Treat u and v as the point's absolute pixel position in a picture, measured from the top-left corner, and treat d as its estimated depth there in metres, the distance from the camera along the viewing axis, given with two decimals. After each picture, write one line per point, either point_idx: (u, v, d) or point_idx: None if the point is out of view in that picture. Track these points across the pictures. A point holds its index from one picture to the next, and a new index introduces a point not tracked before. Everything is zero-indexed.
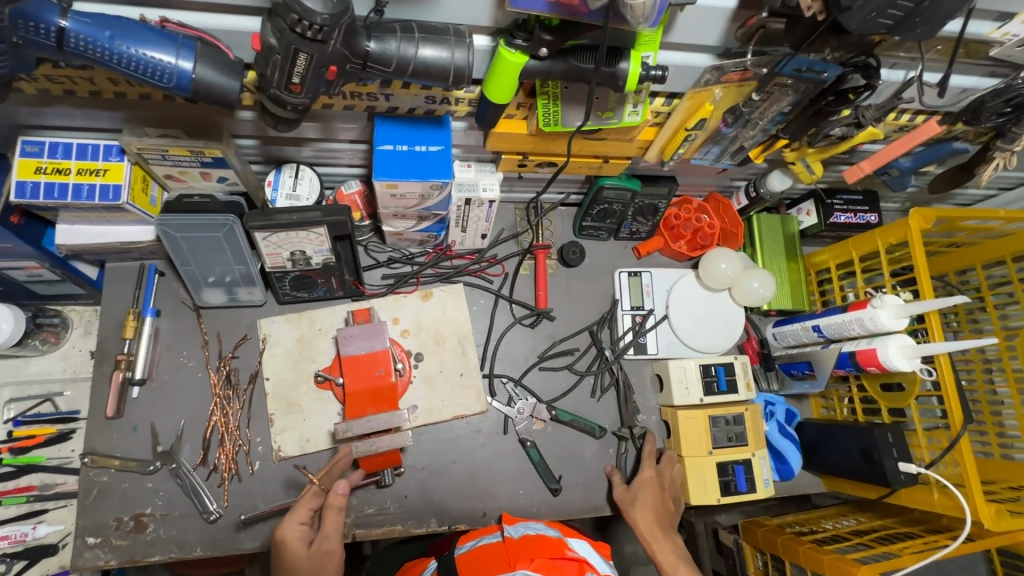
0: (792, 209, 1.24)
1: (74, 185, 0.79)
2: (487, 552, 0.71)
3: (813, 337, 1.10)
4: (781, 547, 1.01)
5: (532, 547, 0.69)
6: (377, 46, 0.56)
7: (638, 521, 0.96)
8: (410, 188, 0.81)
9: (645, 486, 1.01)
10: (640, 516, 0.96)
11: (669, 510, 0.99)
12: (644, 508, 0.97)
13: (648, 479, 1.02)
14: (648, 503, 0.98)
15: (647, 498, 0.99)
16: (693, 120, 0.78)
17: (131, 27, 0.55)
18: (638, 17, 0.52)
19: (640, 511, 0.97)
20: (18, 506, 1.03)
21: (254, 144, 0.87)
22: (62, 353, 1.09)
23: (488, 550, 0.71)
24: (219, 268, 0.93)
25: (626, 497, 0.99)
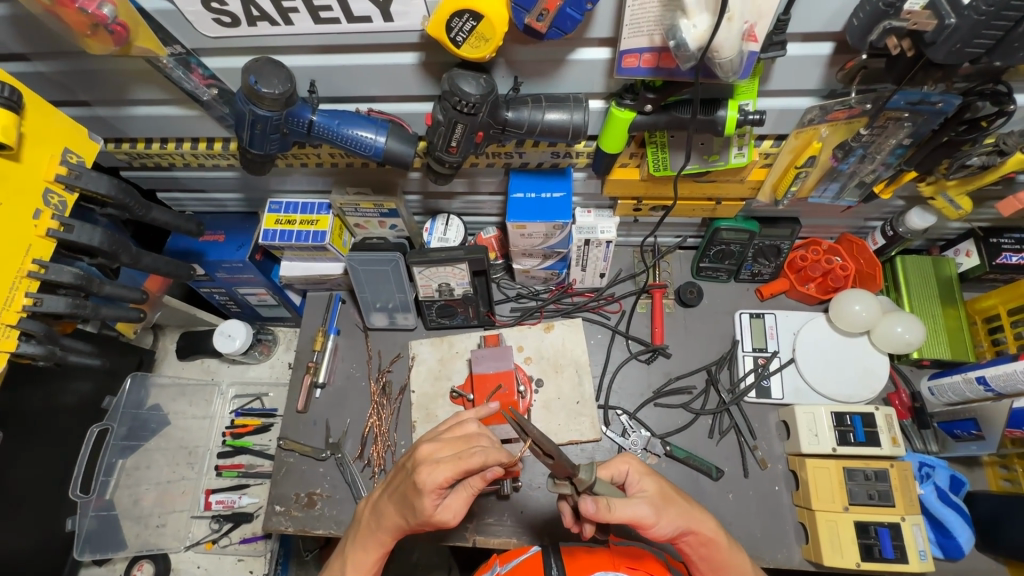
0: (946, 250, 1.14)
1: (297, 231, 1.08)
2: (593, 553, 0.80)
3: (979, 392, 0.98)
4: None
5: (637, 557, 0.77)
6: (513, 115, 0.73)
7: (689, 521, 0.75)
8: (536, 228, 0.95)
9: (645, 480, 0.77)
10: (683, 510, 0.75)
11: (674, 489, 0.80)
12: (677, 503, 0.76)
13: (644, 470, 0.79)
14: (673, 494, 0.77)
15: (669, 492, 0.77)
16: (802, 158, 0.82)
17: (349, 116, 0.79)
18: (728, 72, 0.61)
19: (678, 512, 0.75)
20: (231, 478, 1.32)
21: (419, 199, 1.12)
22: (271, 362, 1.42)
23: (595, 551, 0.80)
24: (385, 296, 1.17)
25: (659, 507, 0.74)
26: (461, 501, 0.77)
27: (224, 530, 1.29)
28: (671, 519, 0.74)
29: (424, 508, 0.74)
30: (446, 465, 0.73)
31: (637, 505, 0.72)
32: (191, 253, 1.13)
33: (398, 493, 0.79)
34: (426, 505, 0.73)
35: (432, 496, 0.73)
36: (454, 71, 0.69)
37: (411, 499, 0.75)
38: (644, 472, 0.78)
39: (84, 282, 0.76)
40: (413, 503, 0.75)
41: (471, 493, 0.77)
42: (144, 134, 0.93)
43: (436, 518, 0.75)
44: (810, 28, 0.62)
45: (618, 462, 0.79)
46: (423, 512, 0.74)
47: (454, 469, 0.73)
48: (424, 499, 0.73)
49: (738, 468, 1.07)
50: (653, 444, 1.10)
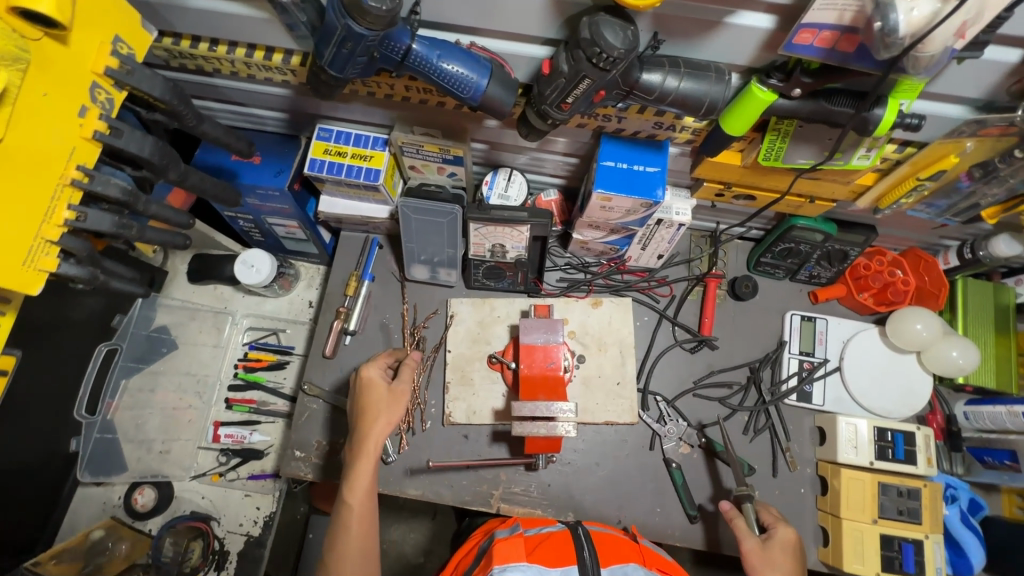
0: (1009, 278, 1.13)
1: (347, 166, 0.99)
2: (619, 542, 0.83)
3: (1021, 425, 0.98)
4: None
5: (664, 564, 0.80)
6: (646, 77, 0.64)
7: None
8: (620, 204, 0.88)
9: (781, 547, 0.87)
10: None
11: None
12: (781, 574, 0.84)
13: (784, 543, 0.88)
14: (782, 568, 0.85)
15: (781, 565, 0.85)
16: (929, 171, 0.76)
17: (451, 48, 0.69)
18: (918, 69, 0.55)
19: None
20: (242, 413, 1.27)
21: (484, 148, 1.02)
22: (290, 298, 1.34)
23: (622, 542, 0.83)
24: (433, 249, 1.08)
25: (766, 562, 0.86)
26: (409, 373, 0.99)
27: (231, 464, 1.24)
28: (763, 573, 0.84)
29: (384, 390, 0.95)
30: (377, 363, 1.00)
31: (749, 537, 0.89)
32: (223, 172, 1.02)
33: (369, 405, 0.94)
34: (373, 384, 0.96)
35: (375, 373, 0.97)
36: (598, 16, 0.59)
37: (373, 393, 0.95)
38: (785, 542, 0.88)
39: (129, 199, 0.66)
40: (385, 397, 0.94)
41: (412, 367, 1.00)
42: (194, 31, 0.80)
43: (396, 390, 0.96)
44: (1015, 32, 0.54)
45: (783, 525, 0.91)
46: (383, 394, 0.95)
47: (386, 361, 1.02)
48: (373, 382, 0.96)
49: (768, 467, 1.08)
50: (689, 434, 1.10)
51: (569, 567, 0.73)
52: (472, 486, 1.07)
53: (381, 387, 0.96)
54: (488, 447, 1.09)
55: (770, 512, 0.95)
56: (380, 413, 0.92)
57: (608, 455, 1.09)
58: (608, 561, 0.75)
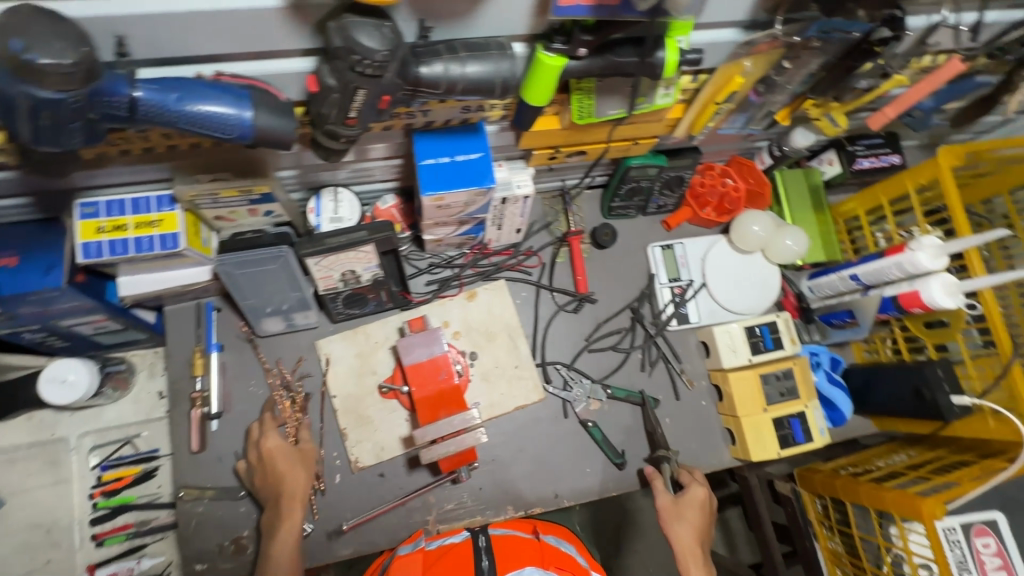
0: (813, 160, 1.25)
1: (134, 239, 0.82)
2: (524, 542, 0.78)
3: (851, 286, 1.12)
4: (865, 495, 1.10)
5: (567, 561, 0.75)
6: (427, 70, 0.58)
7: (677, 539, 0.95)
8: (455, 199, 0.82)
9: (690, 505, 0.98)
10: (685, 535, 0.95)
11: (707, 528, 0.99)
12: (689, 529, 0.95)
13: (693, 501, 0.99)
14: (692, 525, 0.96)
15: (690, 521, 0.96)
16: (723, 94, 0.78)
17: (191, 85, 0.57)
18: (678, 10, 0.56)
19: (679, 535, 0.95)
20: (119, 544, 1.08)
21: (294, 174, 0.90)
22: (133, 396, 1.14)
23: (525, 541, 0.79)
24: (276, 297, 0.96)
25: (676, 518, 0.97)
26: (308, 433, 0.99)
27: None
28: (670, 528, 0.96)
29: (292, 454, 0.95)
30: (273, 426, 0.97)
31: (664, 494, 1.00)
32: None
33: (280, 472, 0.93)
34: (278, 447, 0.95)
35: (272, 435, 0.96)
36: (346, 17, 0.51)
37: (280, 459, 0.93)
38: (695, 502, 0.99)
39: None
40: (294, 457, 0.94)
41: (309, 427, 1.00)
42: None
43: (302, 450, 0.96)
44: None
45: (695, 485, 1.01)
46: (291, 455, 0.95)
47: (277, 423, 0.98)
48: (276, 449, 0.94)
49: (670, 393, 1.15)
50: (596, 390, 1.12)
51: None
52: (405, 522, 1.02)
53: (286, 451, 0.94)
54: (409, 477, 1.04)
55: (687, 474, 1.04)
56: (295, 473, 0.93)
57: (528, 438, 1.09)
58: (503, 569, 0.71)
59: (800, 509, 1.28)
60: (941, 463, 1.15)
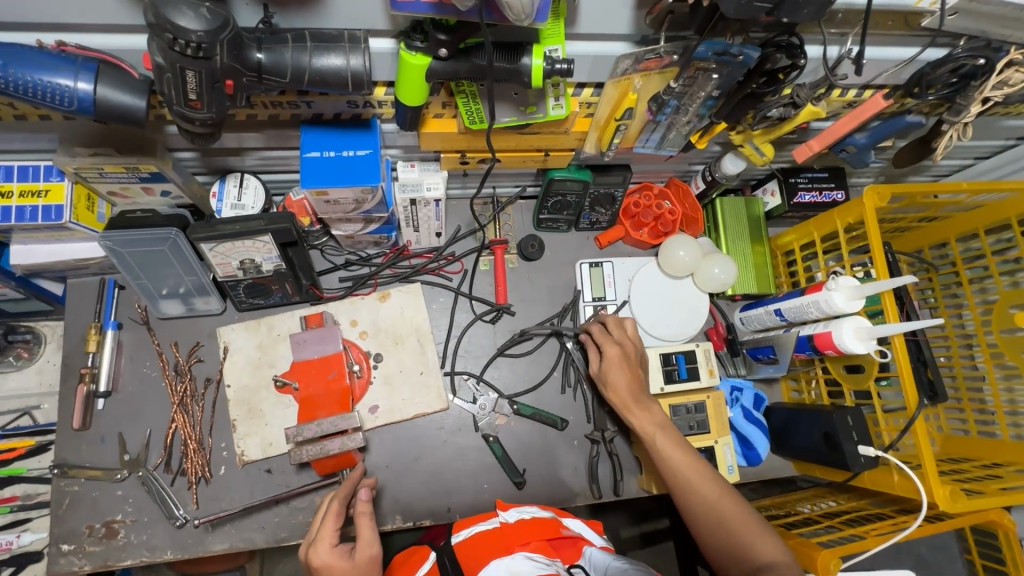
0: (757, 190, 1.21)
1: (17, 207, 0.81)
2: (484, 540, 0.76)
3: (775, 321, 1.08)
4: None
5: (528, 531, 0.76)
6: (267, 57, 0.56)
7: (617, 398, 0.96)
8: (342, 195, 0.80)
9: (612, 357, 0.98)
10: (617, 383, 0.96)
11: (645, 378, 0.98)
12: (619, 381, 0.96)
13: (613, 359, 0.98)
14: (620, 375, 0.96)
15: (615, 376, 0.97)
16: (620, 110, 0.77)
17: (29, 55, 0.57)
18: (520, 14, 0.51)
19: (622, 392, 0.95)
20: (3, 516, 1.07)
21: (194, 157, 0.88)
22: (37, 367, 1.13)
23: (488, 540, 0.76)
24: (172, 280, 0.95)
25: (606, 372, 0.98)
26: (370, 528, 0.73)
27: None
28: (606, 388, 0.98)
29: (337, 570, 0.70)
30: (324, 530, 0.74)
31: (593, 363, 1.01)
32: None
33: None
34: (342, 567, 0.70)
35: (325, 539, 0.73)
36: None
37: None
38: (613, 358, 0.98)
39: None
40: None
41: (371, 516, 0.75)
42: None
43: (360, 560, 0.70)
44: None
45: (608, 342, 1.00)
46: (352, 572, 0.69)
47: (332, 519, 0.75)
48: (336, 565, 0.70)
49: (582, 415, 1.11)
50: (502, 404, 1.10)
51: None
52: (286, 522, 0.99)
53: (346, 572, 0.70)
54: (297, 476, 1.01)
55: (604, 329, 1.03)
56: None
57: (427, 448, 1.06)
58: None
59: None
60: (859, 514, 1.09)
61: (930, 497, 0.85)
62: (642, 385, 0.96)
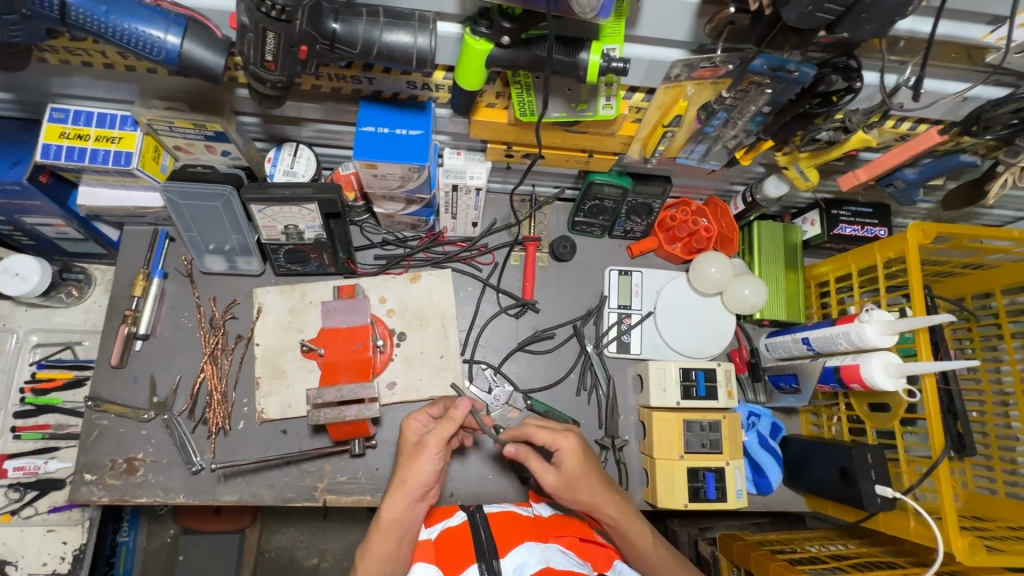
0: (797, 218, 1.20)
1: (92, 150, 0.87)
2: (520, 521, 0.81)
3: (802, 350, 1.06)
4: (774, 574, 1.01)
5: (566, 527, 0.81)
6: (342, 27, 0.60)
7: (585, 504, 0.80)
8: (390, 170, 0.83)
9: (572, 464, 0.79)
10: (586, 496, 0.79)
11: (596, 456, 0.83)
12: (589, 488, 0.79)
13: (575, 464, 0.79)
14: (589, 479, 0.80)
15: (585, 484, 0.79)
16: (669, 116, 0.79)
17: (125, 4, 0.61)
18: (586, 6, 0.54)
19: (586, 492, 0.79)
20: (34, 441, 1.12)
21: (257, 122, 0.93)
22: (84, 306, 1.19)
23: (522, 521, 0.81)
24: (220, 237, 1.00)
25: (569, 484, 0.79)
26: (448, 432, 0.77)
27: (27, 499, 1.10)
28: (572, 500, 0.80)
29: (411, 445, 0.79)
30: (421, 409, 0.86)
31: (544, 472, 0.79)
32: None
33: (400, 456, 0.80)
34: (412, 434, 0.82)
35: (419, 419, 0.84)
36: None
37: (407, 439, 0.81)
38: (572, 456, 0.79)
39: None
40: (406, 455, 0.78)
41: (456, 425, 0.77)
42: None
43: (426, 448, 0.76)
44: None
45: (561, 437, 0.80)
46: (414, 444, 0.79)
47: (430, 409, 0.86)
48: (410, 431, 0.82)
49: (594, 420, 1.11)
50: (516, 398, 1.11)
51: (468, 567, 0.71)
52: (293, 484, 1.02)
53: (412, 442, 0.81)
54: (310, 440, 1.04)
55: (545, 428, 0.81)
56: (399, 467, 0.77)
57: None
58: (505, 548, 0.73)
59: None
60: (869, 560, 1.06)
61: (947, 546, 0.82)
62: (605, 477, 0.82)
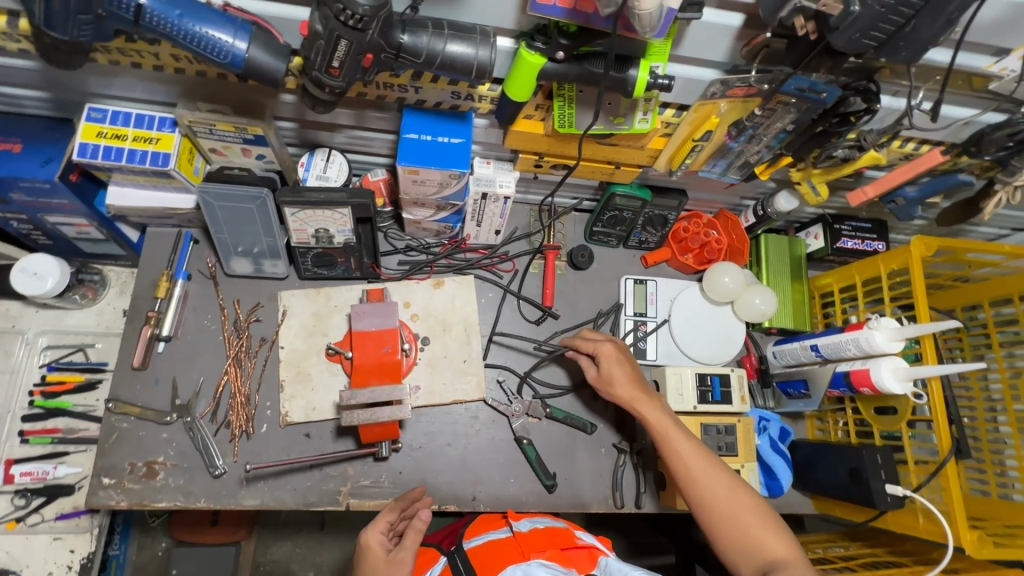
0: (800, 232, 1.26)
1: (129, 150, 0.87)
2: (500, 546, 0.84)
3: (811, 357, 1.11)
4: None
5: (545, 539, 0.84)
6: (409, 38, 0.63)
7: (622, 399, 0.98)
8: (430, 176, 0.86)
9: (607, 359, 1.00)
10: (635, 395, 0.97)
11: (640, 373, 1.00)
12: (624, 385, 0.98)
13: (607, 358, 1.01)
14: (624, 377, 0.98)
15: (617, 375, 0.99)
16: (700, 131, 0.83)
17: (197, 8, 0.63)
18: (646, 27, 0.58)
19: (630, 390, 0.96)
20: (42, 446, 1.09)
21: (293, 127, 0.95)
22: (98, 308, 1.17)
23: (502, 545, 0.83)
24: (249, 240, 1.01)
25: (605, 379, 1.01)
26: (411, 540, 0.81)
27: (33, 506, 1.06)
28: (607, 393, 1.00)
29: (377, 557, 0.80)
30: (380, 519, 0.85)
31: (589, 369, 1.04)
32: None
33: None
34: (377, 552, 0.81)
35: (377, 533, 0.83)
36: None
37: (370, 562, 0.80)
38: (609, 357, 1.00)
39: None
40: (376, 571, 0.79)
41: (418, 532, 0.82)
42: None
43: (395, 561, 0.80)
44: None
45: (600, 343, 1.02)
46: (380, 562, 0.80)
47: (388, 517, 0.86)
48: (372, 549, 0.81)
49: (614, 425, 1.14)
50: (535, 406, 1.12)
51: None
52: (316, 487, 1.01)
53: (380, 559, 0.80)
54: (333, 444, 1.03)
55: (589, 339, 1.03)
56: None
57: (461, 437, 1.08)
58: None
59: None
60: (873, 559, 1.10)
61: (957, 540, 0.88)
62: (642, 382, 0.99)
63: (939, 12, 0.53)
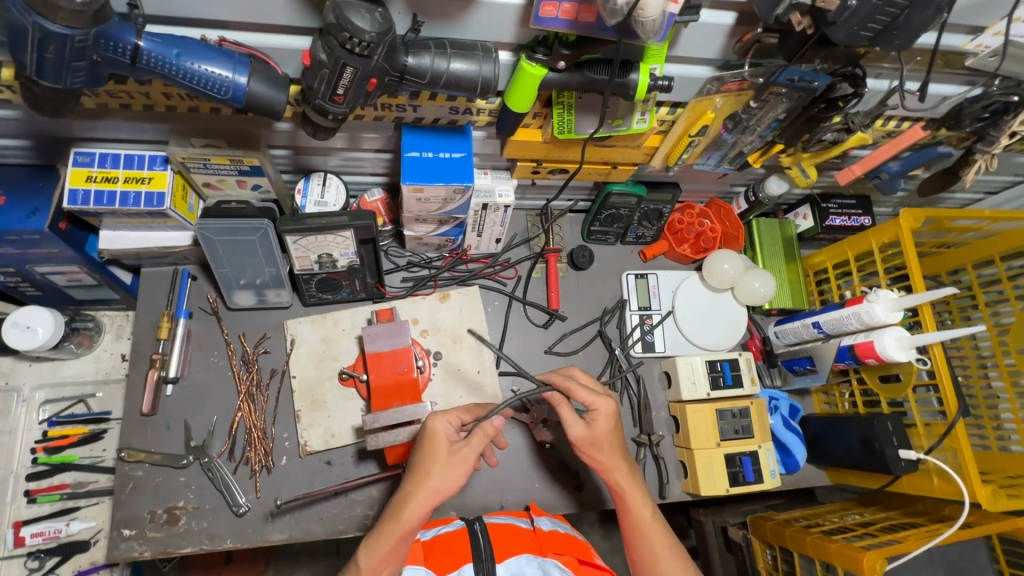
0: (789, 213, 1.30)
1: (121, 192, 0.85)
2: (519, 531, 0.80)
3: (813, 333, 1.14)
4: (811, 546, 1.05)
5: (564, 543, 0.79)
6: (413, 60, 0.63)
7: (599, 463, 0.82)
8: (434, 193, 0.86)
9: (603, 426, 0.80)
10: (604, 460, 0.81)
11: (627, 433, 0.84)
12: (608, 451, 0.81)
13: (602, 421, 0.80)
14: (611, 445, 0.81)
15: (607, 446, 0.81)
16: (696, 127, 0.85)
17: (193, 46, 0.62)
18: (649, 32, 0.60)
19: (609, 458, 0.81)
20: (51, 503, 1.06)
21: (287, 154, 0.94)
22: (95, 355, 1.14)
23: (520, 532, 0.79)
24: (251, 271, 0.99)
25: (591, 442, 0.81)
26: (481, 440, 0.74)
27: (48, 567, 1.04)
28: (586, 453, 0.82)
29: (441, 452, 0.73)
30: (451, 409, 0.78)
31: (572, 426, 0.80)
32: None
33: (425, 461, 0.73)
34: (441, 443, 0.74)
35: (449, 422, 0.76)
36: None
37: (431, 453, 0.73)
38: (606, 419, 0.80)
39: None
40: (434, 467, 0.72)
41: (490, 436, 0.74)
42: None
43: (459, 457, 0.73)
44: None
45: (601, 398, 0.80)
46: (444, 450, 0.73)
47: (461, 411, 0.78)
48: (437, 436, 0.74)
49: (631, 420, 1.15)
50: (551, 411, 1.12)
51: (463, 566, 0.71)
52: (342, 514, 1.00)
53: (443, 449, 0.73)
54: (356, 468, 1.02)
55: (587, 389, 0.81)
56: (429, 472, 0.72)
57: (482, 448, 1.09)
58: (501, 554, 0.73)
59: (750, 559, 1.22)
60: (891, 522, 1.13)
61: (972, 497, 0.92)
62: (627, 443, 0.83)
63: (929, 2, 0.56)
